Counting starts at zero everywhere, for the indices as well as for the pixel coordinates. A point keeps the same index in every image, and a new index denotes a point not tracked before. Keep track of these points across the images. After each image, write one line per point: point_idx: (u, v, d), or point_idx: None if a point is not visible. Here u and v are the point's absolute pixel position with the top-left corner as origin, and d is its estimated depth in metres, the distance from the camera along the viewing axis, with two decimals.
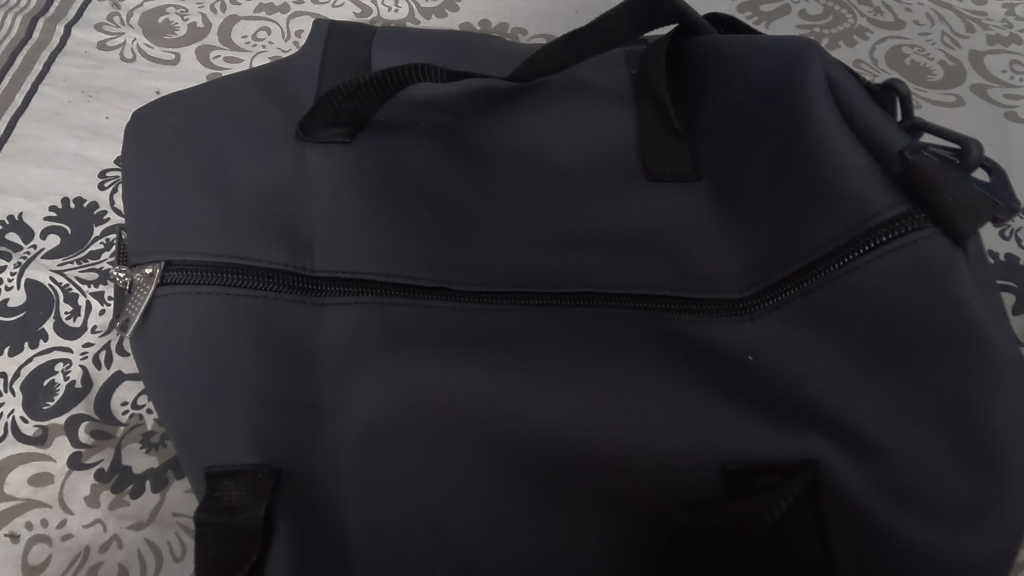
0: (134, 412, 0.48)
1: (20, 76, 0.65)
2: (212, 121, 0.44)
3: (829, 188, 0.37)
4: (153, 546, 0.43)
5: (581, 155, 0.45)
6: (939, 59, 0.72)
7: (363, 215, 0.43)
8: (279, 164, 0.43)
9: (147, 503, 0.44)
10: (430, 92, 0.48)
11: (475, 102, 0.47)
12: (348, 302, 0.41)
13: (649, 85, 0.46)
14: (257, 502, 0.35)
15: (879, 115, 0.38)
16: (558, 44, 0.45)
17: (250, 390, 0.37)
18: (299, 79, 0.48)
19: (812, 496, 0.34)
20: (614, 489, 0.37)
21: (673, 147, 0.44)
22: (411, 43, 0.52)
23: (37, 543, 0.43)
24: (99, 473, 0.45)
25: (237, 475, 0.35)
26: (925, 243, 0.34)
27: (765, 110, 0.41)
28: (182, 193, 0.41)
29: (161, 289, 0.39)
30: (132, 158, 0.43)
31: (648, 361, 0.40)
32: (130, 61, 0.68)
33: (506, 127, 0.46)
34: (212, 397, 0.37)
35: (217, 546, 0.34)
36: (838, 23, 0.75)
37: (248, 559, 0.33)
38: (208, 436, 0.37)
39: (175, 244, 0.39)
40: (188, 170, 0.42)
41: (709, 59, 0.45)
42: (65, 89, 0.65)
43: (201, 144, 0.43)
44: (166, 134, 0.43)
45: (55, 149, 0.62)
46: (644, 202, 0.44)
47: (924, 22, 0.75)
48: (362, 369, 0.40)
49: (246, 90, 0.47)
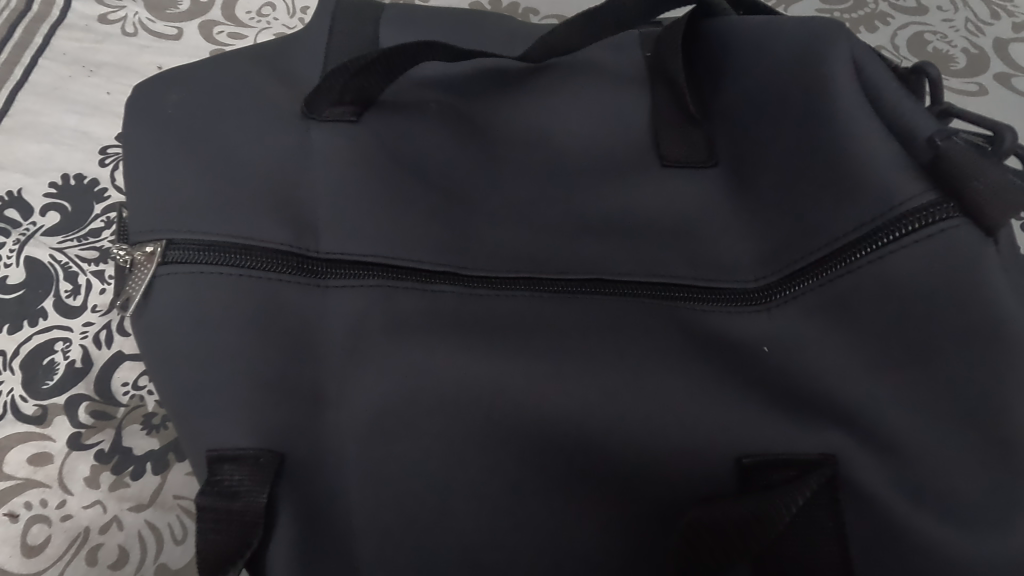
0: (135, 393, 0.47)
1: (19, 49, 0.64)
2: (215, 97, 0.43)
3: (854, 175, 0.35)
4: (153, 529, 0.42)
5: (594, 137, 0.44)
6: (962, 46, 0.70)
7: (369, 196, 0.42)
8: (284, 142, 0.42)
9: (148, 485, 0.44)
10: (439, 72, 0.46)
11: (485, 82, 0.46)
12: (354, 285, 0.40)
13: (665, 67, 0.45)
14: (258, 488, 0.34)
15: (906, 100, 0.37)
16: (573, 22, 0.43)
17: (254, 374, 0.36)
18: (305, 55, 0.47)
19: (828, 492, 0.33)
20: (624, 481, 0.36)
21: (689, 131, 0.43)
22: (419, 20, 0.50)
23: (36, 523, 0.42)
24: (99, 454, 0.45)
25: (238, 459, 0.35)
26: (953, 233, 0.32)
27: (787, 95, 0.39)
28: (186, 170, 0.40)
29: (162, 269, 0.38)
30: (131, 132, 0.42)
31: (660, 351, 0.39)
32: (131, 36, 0.66)
33: (517, 107, 0.45)
34: (216, 381, 0.36)
35: (218, 530, 0.33)
36: (859, 8, 0.73)
37: (250, 543, 0.33)
38: (210, 420, 0.36)
39: (178, 223, 0.38)
40: (192, 147, 0.41)
41: (729, 41, 0.43)
42: (66, 63, 0.64)
43: (204, 121, 0.42)
44: (168, 110, 0.42)
45: (55, 124, 0.61)
46: (659, 187, 0.42)
47: (947, 8, 0.72)
48: (368, 355, 0.39)
49: (250, 67, 0.46)
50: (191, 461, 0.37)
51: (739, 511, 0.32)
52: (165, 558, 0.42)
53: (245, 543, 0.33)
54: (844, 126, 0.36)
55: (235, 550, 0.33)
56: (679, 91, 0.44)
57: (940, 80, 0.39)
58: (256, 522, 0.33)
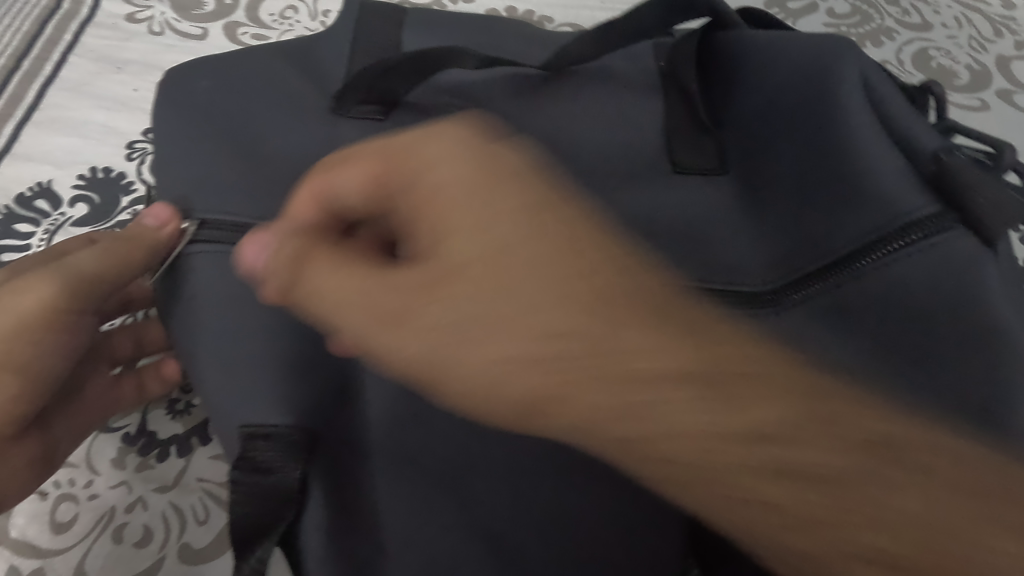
0: None
1: (50, 45, 0.66)
2: (245, 86, 0.45)
3: (859, 184, 0.37)
4: (177, 510, 0.44)
5: (608, 143, 0.46)
6: (966, 63, 0.72)
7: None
8: (311, 137, 0.44)
9: (172, 468, 0.45)
10: (462, 78, 0.48)
11: (505, 87, 0.48)
12: None
13: (678, 78, 0.46)
14: (292, 463, 0.35)
15: (910, 115, 0.39)
16: (590, 35, 0.45)
17: (281, 350, 0.38)
18: (331, 49, 0.49)
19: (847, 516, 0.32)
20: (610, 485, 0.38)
21: (700, 139, 0.44)
22: (442, 26, 0.52)
23: (64, 502, 0.44)
24: (126, 436, 0.46)
25: (271, 436, 0.36)
26: (950, 243, 0.35)
27: (795, 106, 0.41)
28: (222, 161, 0.42)
29: (194, 246, 0.40)
30: (167, 116, 0.44)
31: None
32: (158, 35, 0.68)
33: (536, 113, 0.46)
34: (241, 359, 0.38)
35: (253, 505, 0.35)
36: (865, 23, 0.74)
37: (286, 516, 0.35)
38: (236, 391, 0.38)
39: (213, 208, 0.41)
40: (223, 134, 0.43)
41: (740, 53, 0.45)
42: (95, 60, 0.66)
43: (234, 109, 0.44)
44: (202, 100, 0.45)
45: (83, 119, 0.63)
46: (671, 193, 0.44)
47: (952, 25, 0.74)
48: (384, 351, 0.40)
49: (278, 56, 0.48)
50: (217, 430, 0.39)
51: None
52: (188, 537, 0.43)
53: (276, 519, 0.35)
54: (851, 137, 0.38)
55: (268, 524, 0.35)
56: (691, 101, 0.45)
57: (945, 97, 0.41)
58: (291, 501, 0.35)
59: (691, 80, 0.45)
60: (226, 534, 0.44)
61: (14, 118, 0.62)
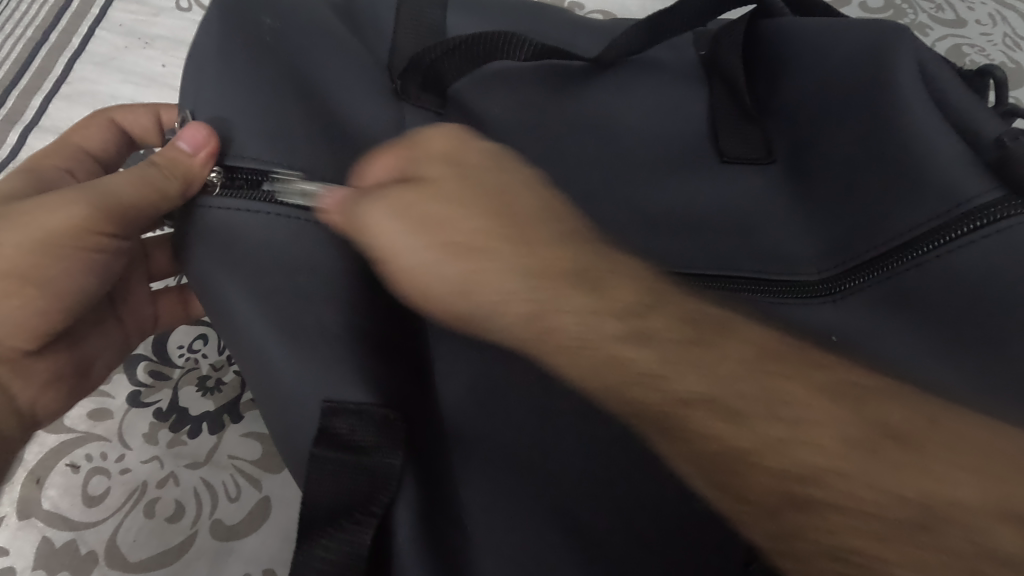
0: (190, 355, 0.49)
1: (78, 19, 0.65)
2: (306, 36, 0.41)
3: (917, 172, 0.37)
4: (208, 486, 0.44)
5: (652, 131, 0.45)
6: (999, 60, 0.71)
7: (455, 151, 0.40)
8: (360, 99, 0.42)
9: (203, 445, 0.45)
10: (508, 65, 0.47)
11: (550, 71, 0.47)
12: None
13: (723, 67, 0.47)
14: (386, 442, 0.32)
15: (972, 101, 0.39)
16: (638, 30, 0.45)
17: (333, 326, 0.34)
18: (380, 17, 0.47)
19: None
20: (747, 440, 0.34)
21: (748, 130, 0.44)
22: (484, 10, 0.51)
23: (95, 475, 0.44)
24: (157, 412, 0.46)
25: (352, 411, 0.32)
26: (1015, 229, 0.34)
27: (852, 95, 0.41)
28: (279, 94, 0.37)
29: (207, 199, 0.35)
30: (214, 41, 0.37)
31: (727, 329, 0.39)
32: (185, 11, 0.67)
33: (580, 101, 0.46)
34: (284, 324, 0.33)
35: (341, 486, 0.31)
36: (899, 18, 0.74)
37: (380, 500, 0.31)
38: (282, 364, 0.33)
39: (267, 150, 0.36)
40: (287, 76, 0.38)
41: (790, 41, 0.45)
42: (122, 34, 0.65)
43: (297, 55, 0.40)
44: (254, 30, 0.39)
45: (113, 93, 0.62)
46: (716, 181, 0.44)
47: (986, 22, 0.74)
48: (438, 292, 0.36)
49: (333, 16, 0.44)
50: (259, 401, 0.35)
51: None
52: (220, 514, 0.43)
53: (372, 503, 0.30)
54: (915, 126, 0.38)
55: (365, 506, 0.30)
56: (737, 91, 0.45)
57: (1005, 82, 0.45)
58: (389, 481, 0.31)
59: (736, 68, 0.45)
60: (258, 511, 0.44)
61: (41, 91, 0.62)
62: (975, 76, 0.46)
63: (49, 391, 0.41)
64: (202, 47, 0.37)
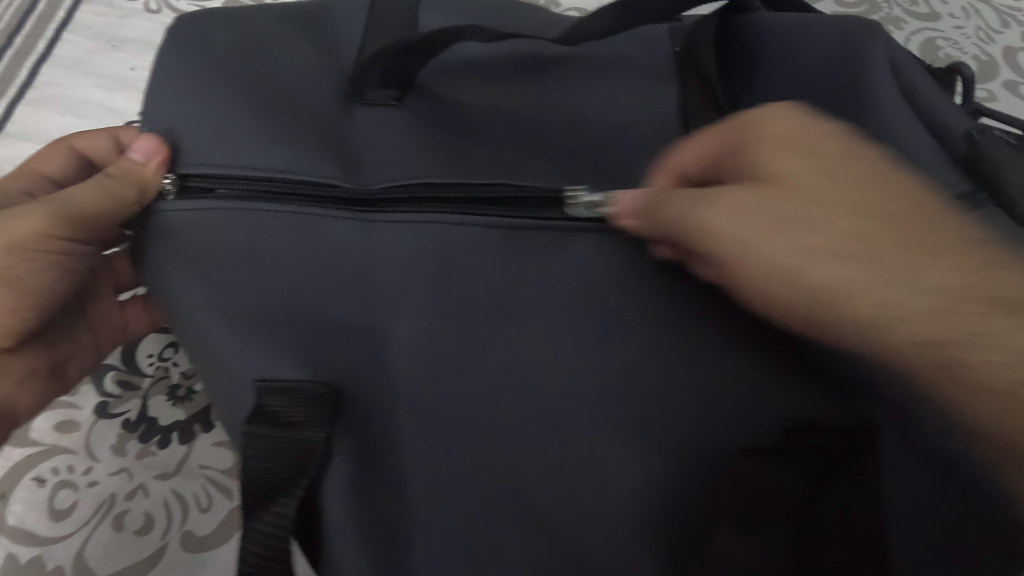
0: (160, 364, 0.48)
1: (43, 22, 0.64)
2: (259, 44, 0.43)
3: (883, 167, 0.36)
4: (179, 497, 0.43)
5: (629, 116, 0.44)
6: (973, 53, 0.71)
7: (405, 146, 0.39)
8: (325, 99, 0.41)
9: (174, 455, 0.45)
10: (474, 54, 0.46)
11: (520, 65, 0.46)
12: (400, 218, 0.37)
13: (697, 60, 0.44)
14: (314, 420, 0.35)
15: (942, 101, 0.39)
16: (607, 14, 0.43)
17: (276, 314, 0.37)
18: (348, 18, 0.46)
19: (849, 454, 0.32)
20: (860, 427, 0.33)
21: (720, 121, 0.42)
22: (454, 8, 0.50)
23: (62, 489, 0.43)
24: (126, 423, 0.45)
25: (290, 391, 0.36)
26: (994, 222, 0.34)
27: (816, 92, 0.41)
28: (231, 104, 0.39)
29: (165, 205, 0.38)
30: (175, 64, 0.40)
31: (720, 318, 0.35)
32: (155, 13, 0.66)
33: (552, 95, 0.44)
34: (236, 321, 0.37)
35: (271, 458, 0.34)
36: (874, 12, 0.74)
37: (305, 473, 0.34)
38: (238, 349, 0.37)
39: (213, 158, 0.38)
40: (237, 83, 0.40)
41: (765, 38, 0.44)
42: (90, 37, 0.64)
43: (250, 62, 0.41)
44: (218, 48, 0.41)
45: (80, 98, 0.61)
46: None
47: (960, 15, 0.74)
48: (396, 283, 0.37)
49: (287, 21, 0.45)
50: (221, 388, 0.39)
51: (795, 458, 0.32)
52: (191, 525, 0.42)
53: (301, 474, 0.34)
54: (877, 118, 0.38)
55: (287, 481, 0.33)
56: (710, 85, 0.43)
57: (969, 79, 0.46)
58: (315, 452, 0.34)
59: (711, 61, 0.43)
60: (230, 521, 0.43)
61: (6, 96, 0.60)
62: (944, 74, 0.47)
63: (25, 387, 0.40)
64: (163, 67, 0.40)
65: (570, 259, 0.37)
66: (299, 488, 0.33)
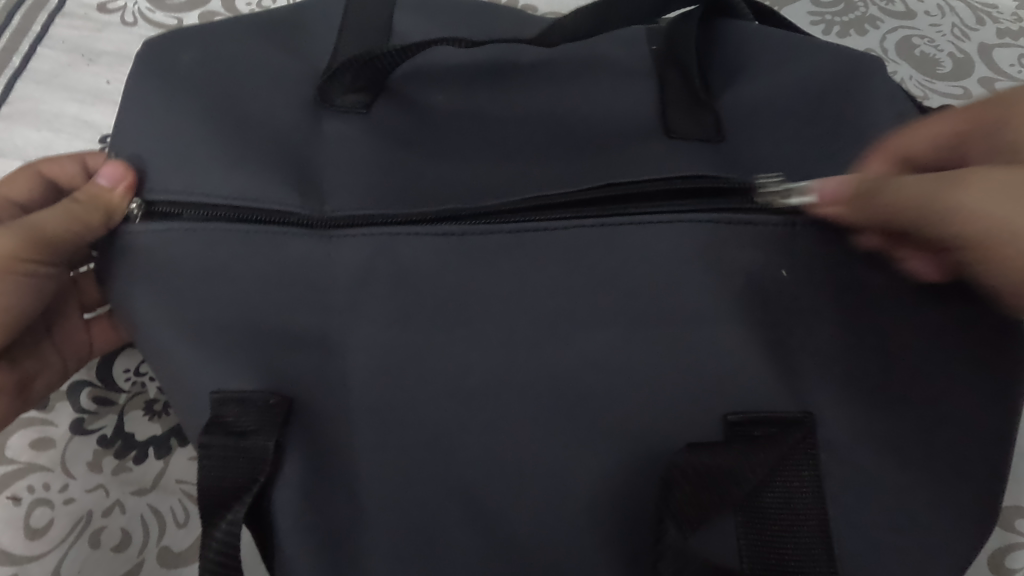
0: (137, 379, 0.48)
1: (18, 36, 0.64)
2: (226, 58, 0.43)
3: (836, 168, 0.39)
4: (155, 512, 0.43)
5: (601, 121, 0.44)
6: (948, 51, 0.72)
7: (370, 157, 0.40)
8: (292, 112, 0.41)
9: (151, 470, 0.44)
10: (445, 57, 0.45)
11: (491, 69, 0.45)
12: (359, 233, 0.37)
13: (679, 56, 0.45)
14: (268, 428, 0.35)
15: (884, 105, 0.42)
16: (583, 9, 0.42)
17: (236, 331, 0.37)
18: (322, 32, 0.47)
19: (794, 446, 0.35)
20: (797, 421, 0.35)
21: (697, 111, 0.43)
22: (427, 15, 0.50)
23: (38, 507, 0.43)
24: (102, 439, 0.45)
25: (245, 402, 0.36)
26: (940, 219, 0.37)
27: (781, 108, 0.43)
28: (198, 124, 0.40)
29: (128, 225, 0.38)
30: (142, 83, 0.41)
31: (679, 329, 0.36)
32: (131, 25, 0.66)
33: (522, 96, 0.44)
34: (197, 339, 0.37)
35: (225, 466, 0.34)
36: (850, 11, 0.74)
37: (258, 478, 0.34)
38: (199, 367, 0.37)
39: (179, 179, 0.38)
40: (202, 102, 0.40)
41: (742, 41, 0.47)
42: (66, 51, 0.64)
43: (217, 77, 0.42)
44: (185, 66, 0.42)
45: (56, 112, 0.61)
46: (662, 156, 0.42)
47: (936, 13, 0.74)
48: (354, 295, 0.37)
49: (258, 31, 0.45)
50: (182, 406, 0.39)
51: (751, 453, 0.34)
52: (168, 540, 0.42)
53: (253, 480, 0.34)
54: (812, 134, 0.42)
55: (242, 488, 0.34)
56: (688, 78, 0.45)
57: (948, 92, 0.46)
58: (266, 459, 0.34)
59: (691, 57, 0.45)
60: None
61: None
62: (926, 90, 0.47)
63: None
64: (132, 88, 0.41)
65: (537, 268, 0.37)
66: (250, 495, 0.33)
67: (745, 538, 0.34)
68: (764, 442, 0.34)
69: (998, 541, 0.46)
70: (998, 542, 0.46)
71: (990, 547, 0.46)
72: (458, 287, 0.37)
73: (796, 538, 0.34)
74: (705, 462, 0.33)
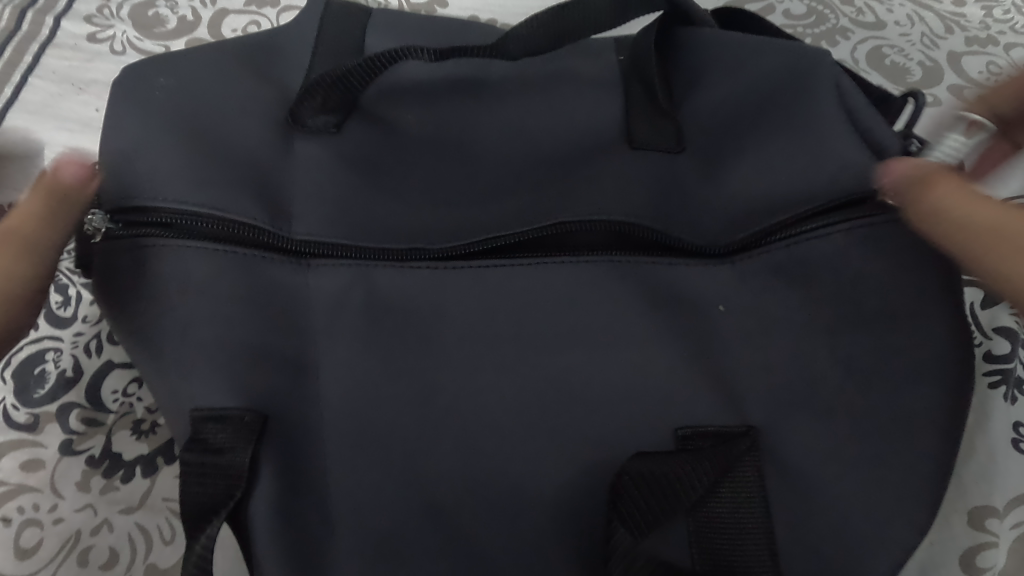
0: (125, 400, 0.48)
1: (9, 67, 0.65)
2: (201, 82, 0.45)
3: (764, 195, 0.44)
4: (143, 530, 0.44)
5: (569, 138, 0.48)
6: (918, 59, 0.74)
7: (341, 186, 0.45)
8: (267, 142, 0.44)
9: (138, 489, 0.46)
10: (421, 73, 0.48)
11: (466, 86, 0.49)
12: (339, 265, 0.44)
13: (641, 70, 0.49)
14: (242, 445, 0.36)
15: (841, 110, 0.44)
16: (536, 24, 0.45)
17: (209, 341, 0.38)
18: (294, 54, 0.49)
19: (746, 457, 0.38)
20: (740, 434, 0.39)
21: (660, 123, 0.47)
22: (404, 41, 0.52)
23: (28, 528, 0.44)
24: (90, 459, 0.46)
25: (223, 420, 0.37)
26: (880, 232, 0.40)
27: (739, 113, 0.46)
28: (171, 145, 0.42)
29: (110, 244, 0.40)
30: (120, 108, 0.43)
31: (627, 333, 0.43)
32: (119, 54, 0.68)
33: (492, 117, 0.48)
34: (173, 346, 0.39)
35: (200, 486, 0.35)
36: (821, 23, 0.76)
37: (234, 495, 0.35)
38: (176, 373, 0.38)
39: (152, 199, 0.40)
40: (177, 125, 0.43)
41: (704, 48, 0.49)
42: (56, 81, 0.65)
43: (191, 101, 0.44)
44: (159, 92, 0.44)
45: (46, 141, 0.63)
46: (621, 175, 0.47)
47: (905, 23, 0.76)
48: (328, 315, 0.42)
49: (231, 55, 0.47)
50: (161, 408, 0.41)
51: (703, 463, 0.37)
52: (154, 558, 0.44)
53: (229, 497, 0.35)
54: (750, 150, 0.46)
55: (217, 506, 0.35)
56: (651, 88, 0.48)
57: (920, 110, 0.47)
58: (241, 477, 0.36)
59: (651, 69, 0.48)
60: None
61: None
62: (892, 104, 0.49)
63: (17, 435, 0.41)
64: (112, 113, 0.43)
65: (512, 288, 0.44)
66: (228, 510, 0.34)
67: (698, 545, 0.37)
68: (717, 451, 0.38)
69: (966, 541, 0.47)
70: (966, 542, 0.47)
71: (960, 547, 0.47)
72: (427, 310, 0.43)
73: (744, 547, 0.36)
74: (656, 467, 0.36)
